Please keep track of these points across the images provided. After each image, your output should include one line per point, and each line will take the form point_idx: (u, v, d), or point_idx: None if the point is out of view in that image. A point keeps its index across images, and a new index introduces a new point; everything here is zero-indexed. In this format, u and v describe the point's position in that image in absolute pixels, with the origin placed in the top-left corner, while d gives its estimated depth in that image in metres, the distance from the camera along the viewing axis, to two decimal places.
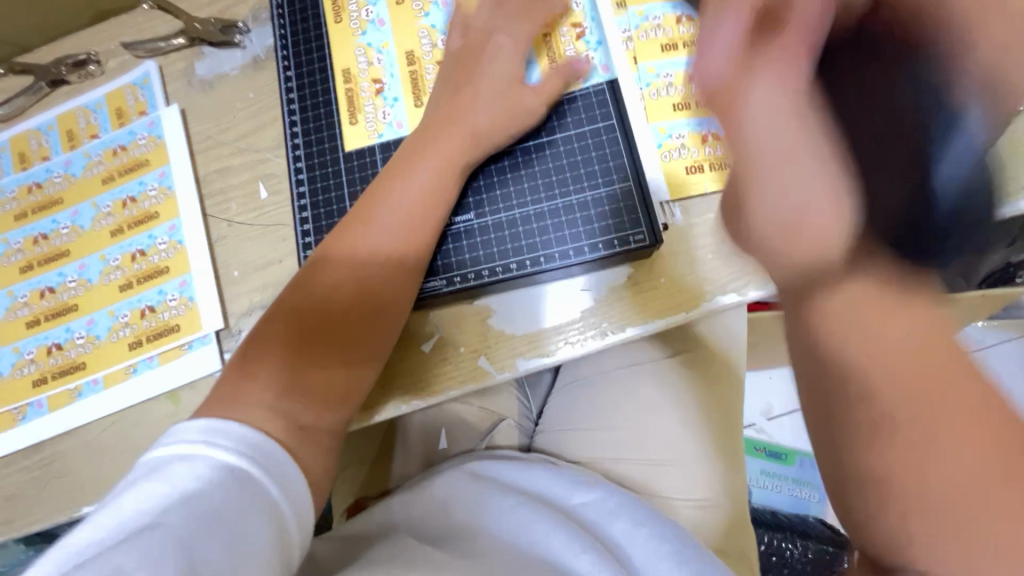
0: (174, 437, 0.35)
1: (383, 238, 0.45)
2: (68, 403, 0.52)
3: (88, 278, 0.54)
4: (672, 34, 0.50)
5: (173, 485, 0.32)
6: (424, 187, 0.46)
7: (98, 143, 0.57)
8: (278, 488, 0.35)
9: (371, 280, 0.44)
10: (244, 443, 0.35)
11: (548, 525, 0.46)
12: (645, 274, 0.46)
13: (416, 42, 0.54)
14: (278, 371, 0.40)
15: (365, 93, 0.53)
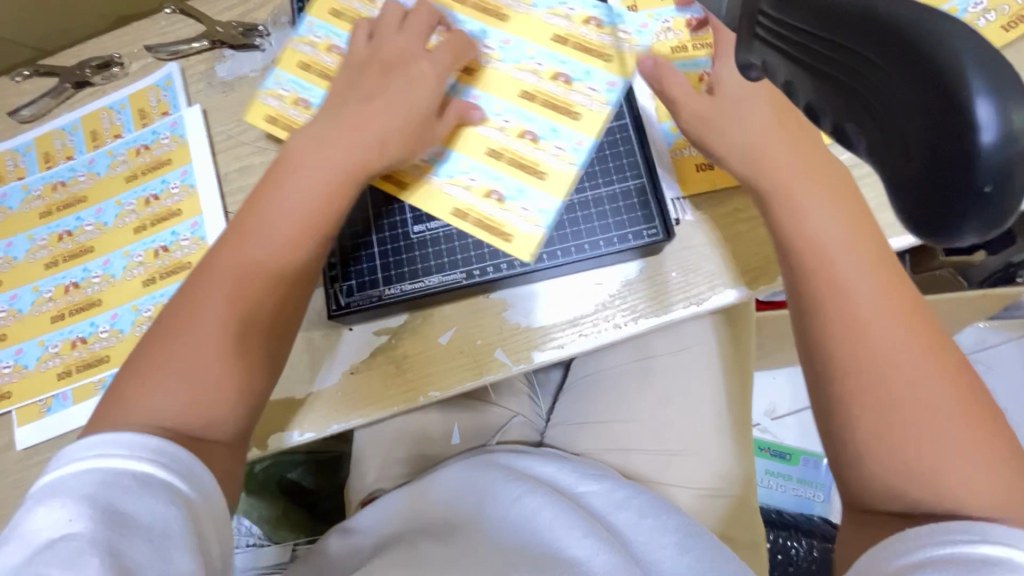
0: (65, 457, 0.34)
1: (271, 243, 0.42)
2: (93, 394, 0.53)
3: (112, 273, 0.56)
4: (680, 36, 0.51)
5: (72, 500, 0.31)
6: (313, 186, 0.44)
7: (121, 143, 0.59)
8: (191, 480, 0.35)
9: (255, 286, 0.41)
10: (139, 449, 0.34)
11: (554, 513, 0.49)
12: (658, 267, 0.48)
13: (478, 136, 0.49)
14: (167, 382, 0.38)
15: (472, 203, 0.48)
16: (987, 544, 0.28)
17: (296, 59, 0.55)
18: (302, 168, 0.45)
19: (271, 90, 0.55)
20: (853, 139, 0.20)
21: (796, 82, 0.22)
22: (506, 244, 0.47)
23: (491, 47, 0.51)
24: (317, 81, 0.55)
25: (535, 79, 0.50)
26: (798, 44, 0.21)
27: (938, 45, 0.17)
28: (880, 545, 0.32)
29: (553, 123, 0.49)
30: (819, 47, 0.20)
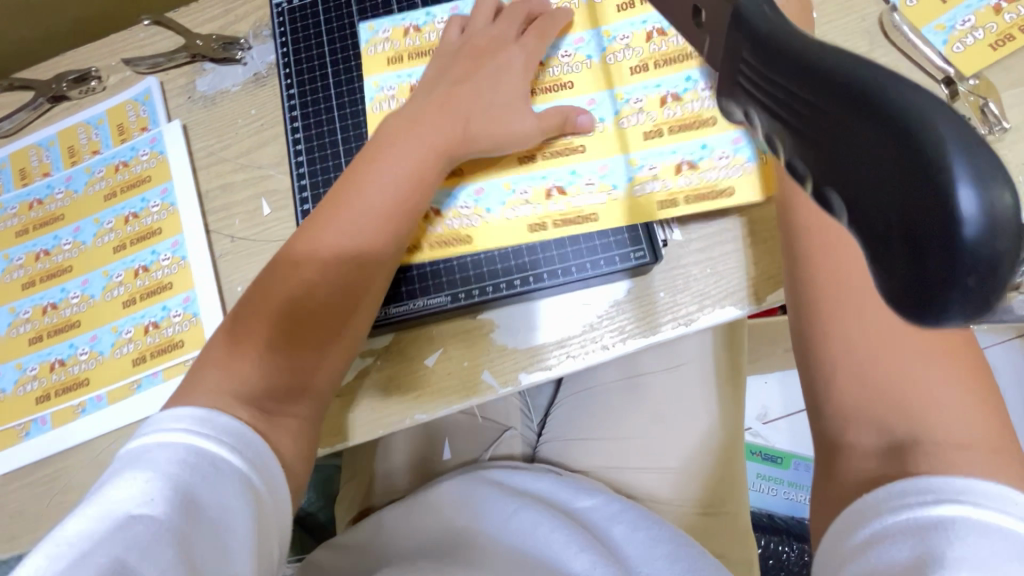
0: (155, 426, 0.39)
1: (362, 216, 0.45)
2: (72, 419, 0.52)
3: (91, 294, 0.54)
4: (644, 51, 0.50)
5: (156, 469, 0.36)
6: (397, 172, 0.46)
7: (100, 159, 0.58)
8: (258, 464, 0.39)
9: (336, 269, 0.45)
10: (216, 428, 0.39)
11: (550, 529, 0.49)
12: (647, 290, 0.47)
13: (628, 129, 0.49)
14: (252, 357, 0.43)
15: (670, 185, 0.47)
16: (941, 505, 0.30)
17: (382, 58, 0.54)
18: (390, 149, 0.47)
19: (380, 95, 0.53)
20: (835, 210, 0.17)
21: (781, 140, 0.19)
22: (728, 198, 0.47)
23: (568, 53, 0.52)
24: (418, 63, 0.54)
25: (634, 53, 0.51)
26: (779, 101, 0.18)
27: (906, 110, 0.14)
28: (848, 513, 0.34)
29: (684, 75, 0.49)
30: (789, 101, 0.18)
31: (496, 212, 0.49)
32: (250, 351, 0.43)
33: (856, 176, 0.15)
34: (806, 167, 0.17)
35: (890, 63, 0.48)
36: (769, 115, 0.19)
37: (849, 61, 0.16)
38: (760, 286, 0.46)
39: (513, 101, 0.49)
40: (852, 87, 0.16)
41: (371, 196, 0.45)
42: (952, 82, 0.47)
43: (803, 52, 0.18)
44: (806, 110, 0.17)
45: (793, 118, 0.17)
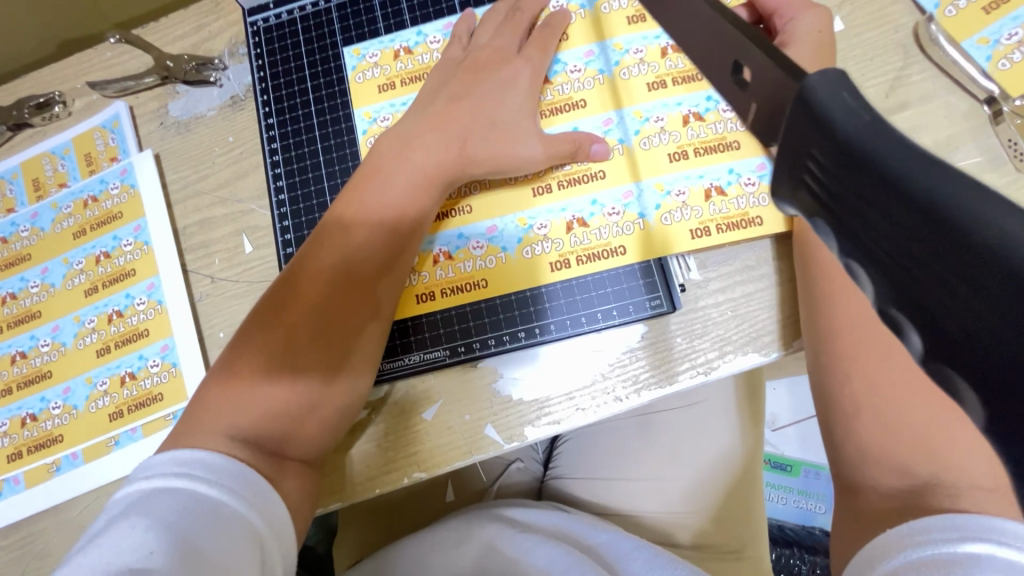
0: (152, 471, 0.35)
1: (366, 238, 0.42)
2: (46, 478, 0.48)
3: (62, 342, 0.51)
4: (658, 68, 0.46)
5: (153, 518, 0.32)
6: (401, 194, 0.43)
7: (66, 194, 0.53)
8: (261, 512, 0.35)
9: (340, 297, 0.41)
10: (219, 473, 0.35)
11: (569, 565, 0.44)
12: (667, 339, 0.43)
13: (648, 151, 0.45)
14: (247, 398, 0.39)
15: (700, 214, 0.43)
16: (967, 542, 0.27)
17: (373, 85, 0.50)
18: (387, 175, 0.43)
19: (373, 127, 0.49)
20: (959, 388, 0.15)
21: (865, 271, 0.17)
22: (757, 228, 0.43)
23: (577, 69, 0.47)
24: (411, 89, 0.49)
25: (649, 67, 0.46)
26: (858, 222, 0.16)
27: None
28: (871, 546, 0.31)
29: (705, 93, 0.45)
30: (893, 232, 0.15)
31: (512, 250, 0.45)
32: (223, 409, 0.38)
33: (1002, 360, 0.13)
34: (918, 322, 0.15)
35: (928, 79, 0.44)
36: (859, 239, 0.16)
37: (976, 192, 0.14)
38: (785, 331, 0.42)
39: (514, 126, 0.45)
40: (990, 242, 0.13)
41: (374, 222, 0.42)
42: (995, 102, 0.43)
43: (910, 172, 0.15)
44: (923, 255, 0.15)
45: (903, 258, 0.15)
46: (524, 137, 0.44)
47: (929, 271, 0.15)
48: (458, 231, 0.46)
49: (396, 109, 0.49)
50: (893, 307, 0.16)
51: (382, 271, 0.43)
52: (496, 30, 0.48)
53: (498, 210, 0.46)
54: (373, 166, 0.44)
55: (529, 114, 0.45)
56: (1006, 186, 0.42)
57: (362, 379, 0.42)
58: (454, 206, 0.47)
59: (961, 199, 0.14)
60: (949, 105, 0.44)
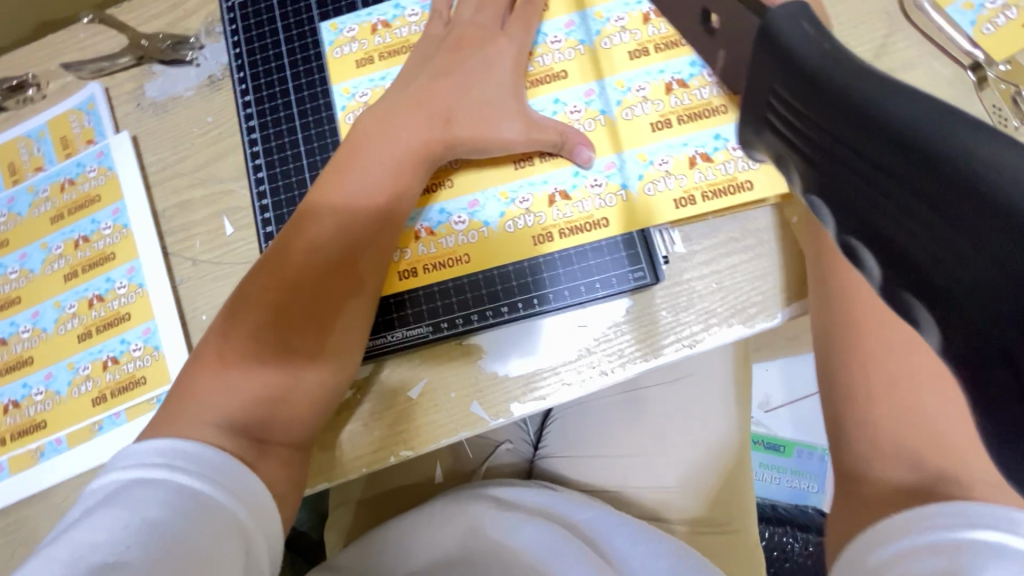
0: (131, 460, 0.34)
1: (347, 210, 0.42)
2: (30, 465, 0.48)
3: (42, 328, 0.50)
4: (640, 35, 0.45)
5: (132, 509, 0.31)
6: (381, 167, 0.42)
7: (43, 178, 0.53)
8: (249, 505, 0.35)
9: (319, 269, 0.41)
10: (204, 464, 0.35)
11: (551, 540, 0.45)
12: (651, 311, 0.43)
13: (630, 121, 0.44)
14: (229, 375, 0.38)
15: (685, 182, 0.43)
16: (977, 529, 0.26)
17: (350, 61, 0.49)
18: (367, 151, 0.43)
19: (352, 103, 0.48)
20: (907, 306, 0.16)
21: (825, 201, 0.18)
22: (747, 193, 0.42)
23: (558, 39, 0.46)
24: (389, 64, 0.48)
25: (631, 35, 0.45)
26: (820, 150, 0.18)
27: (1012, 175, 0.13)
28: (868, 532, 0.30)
29: (688, 59, 0.45)
30: (852, 163, 0.17)
31: (495, 224, 0.45)
32: (205, 391, 0.38)
33: (936, 261, 0.14)
34: (868, 242, 0.17)
35: (912, 46, 0.44)
36: (820, 170, 0.18)
37: (929, 105, 0.15)
38: (770, 302, 0.42)
39: (495, 99, 0.44)
40: (927, 146, 0.15)
41: (351, 197, 0.42)
42: (980, 68, 0.42)
43: (863, 96, 0.16)
44: (873, 172, 0.16)
45: (853, 180, 0.17)
46: (507, 111, 0.44)
47: (882, 191, 0.16)
48: (441, 207, 0.46)
49: (374, 84, 0.48)
50: (853, 239, 0.17)
51: (369, 244, 0.42)
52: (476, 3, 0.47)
53: (481, 184, 0.45)
54: (354, 143, 0.43)
55: (509, 87, 0.45)
56: None
57: (347, 359, 0.41)
58: (438, 182, 0.46)
59: (910, 108, 0.15)
60: (934, 72, 0.43)
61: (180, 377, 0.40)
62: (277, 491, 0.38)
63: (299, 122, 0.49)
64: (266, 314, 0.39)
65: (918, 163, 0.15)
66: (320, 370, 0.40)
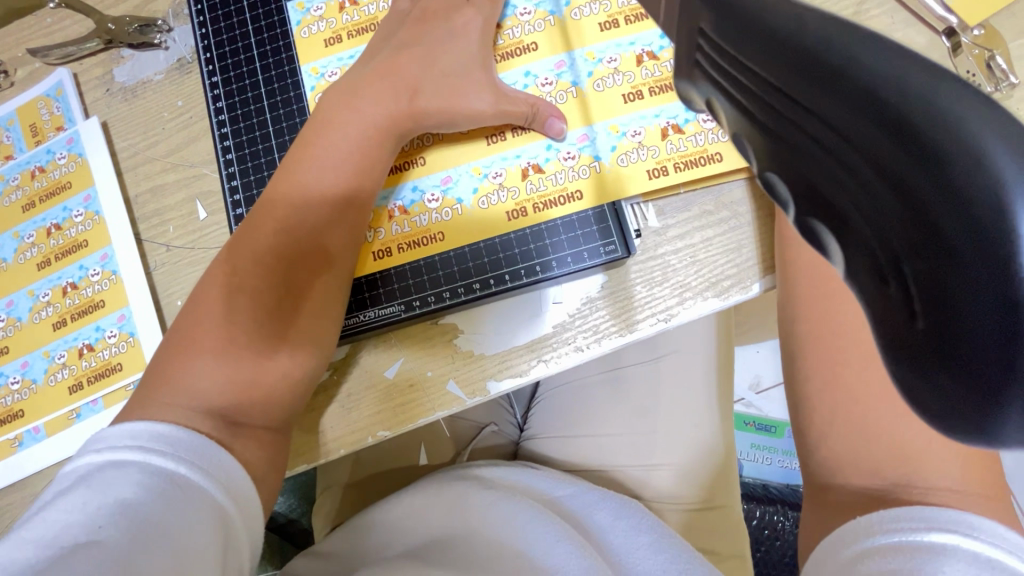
0: (105, 443, 0.34)
1: (316, 188, 0.41)
2: (9, 454, 0.48)
3: (17, 317, 0.50)
4: (611, 6, 0.45)
5: (105, 493, 0.31)
6: (349, 144, 0.42)
7: (13, 166, 0.52)
8: (228, 489, 0.35)
9: (287, 247, 0.40)
10: (182, 447, 0.34)
11: (527, 517, 0.45)
12: (623, 285, 0.43)
13: (603, 92, 0.44)
14: (195, 357, 0.38)
15: (657, 153, 0.43)
16: (933, 532, 0.27)
17: (319, 40, 0.48)
18: (336, 128, 0.42)
19: (322, 83, 0.48)
20: (826, 242, 0.17)
21: (750, 140, 0.18)
22: (718, 164, 0.42)
23: (527, 11, 0.46)
24: (358, 42, 0.48)
25: (601, 6, 0.45)
26: (744, 87, 0.17)
27: (950, 128, 0.13)
28: (840, 531, 0.31)
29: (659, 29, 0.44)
30: (779, 98, 0.16)
31: (468, 202, 0.44)
32: (176, 374, 0.37)
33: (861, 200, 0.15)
34: (791, 181, 0.17)
35: (886, 14, 0.43)
36: (744, 105, 0.18)
37: (853, 36, 0.15)
38: (745, 274, 0.42)
39: (467, 74, 0.44)
40: (856, 80, 0.14)
41: (322, 175, 0.41)
42: (955, 34, 0.42)
43: (787, 24, 0.16)
44: (797, 108, 0.16)
45: (776, 118, 0.17)
46: (477, 87, 0.43)
47: (813, 131, 0.16)
48: (414, 185, 0.45)
49: (343, 63, 0.47)
50: (774, 175, 0.18)
51: (342, 221, 0.42)
52: None
53: (455, 161, 0.45)
54: (323, 120, 0.43)
55: (481, 62, 0.44)
56: None
57: (324, 340, 0.42)
58: (410, 159, 0.45)
59: (836, 40, 0.15)
60: (907, 40, 0.43)
61: (153, 360, 0.40)
62: (254, 473, 0.38)
63: (268, 102, 0.49)
64: (233, 293, 0.39)
65: (851, 95, 0.14)
66: (291, 350, 0.40)
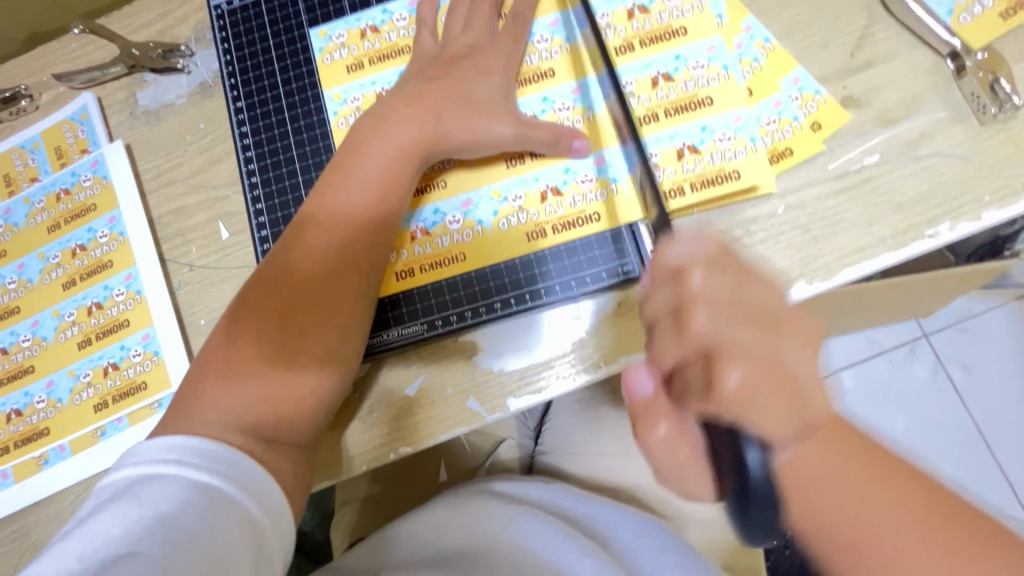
0: (141, 456, 0.34)
1: (345, 216, 0.42)
2: (35, 471, 0.49)
3: (42, 336, 0.51)
4: (626, 31, 0.46)
5: (144, 505, 0.32)
6: (374, 169, 0.43)
7: (39, 188, 0.53)
8: (261, 501, 0.35)
9: (315, 272, 0.41)
10: (215, 460, 0.35)
11: (551, 537, 0.46)
12: (640, 303, 0.44)
13: (625, 114, 0.45)
14: (231, 377, 0.39)
15: (673, 173, 0.44)
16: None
17: (341, 66, 0.49)
18: (362, 154, 0.43)
19: (344, 107, 0.49)
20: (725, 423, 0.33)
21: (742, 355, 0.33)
22: (735, 182, 0.43)
23: (545, 38, 0.47)
24: (380, 68, 0.49)
25: (616, 31, 0.46)
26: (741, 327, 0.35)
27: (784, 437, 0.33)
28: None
29: (674, 51, 0.45)
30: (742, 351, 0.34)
31: (489, 223, 0.45)
32: (208, 393, 0.38)
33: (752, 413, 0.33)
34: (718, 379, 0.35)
35: (891, 37, 0.45)
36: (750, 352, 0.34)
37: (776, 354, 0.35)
38: None
39: (487, 100, 0.45)
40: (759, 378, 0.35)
41: (349, 198, 0.42)
42: (958, 57, 0.43)
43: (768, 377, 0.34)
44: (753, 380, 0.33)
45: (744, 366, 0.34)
46: (496, 110, 0.44)
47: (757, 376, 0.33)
48: (435, 207, 0.46)
49: (365, 88, 0.49)
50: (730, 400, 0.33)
51: (366, 243, 0.43)
52: (464, 9, 0.48)
53: (475, 183, 0.46)
54: (349, 146, 0.44)
55: (500, 88, 0.45)
56: (971, 138, 0.42)
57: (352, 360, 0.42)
58: (429, 182, 0.47)
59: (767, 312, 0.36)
60: (913, 62, 0.44)
61: (187, 382, 0.40)
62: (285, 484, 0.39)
63: (292, 126, 0.50)
64: (268, 315, 0.40)
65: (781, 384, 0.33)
66: (320, 372, 0.40)
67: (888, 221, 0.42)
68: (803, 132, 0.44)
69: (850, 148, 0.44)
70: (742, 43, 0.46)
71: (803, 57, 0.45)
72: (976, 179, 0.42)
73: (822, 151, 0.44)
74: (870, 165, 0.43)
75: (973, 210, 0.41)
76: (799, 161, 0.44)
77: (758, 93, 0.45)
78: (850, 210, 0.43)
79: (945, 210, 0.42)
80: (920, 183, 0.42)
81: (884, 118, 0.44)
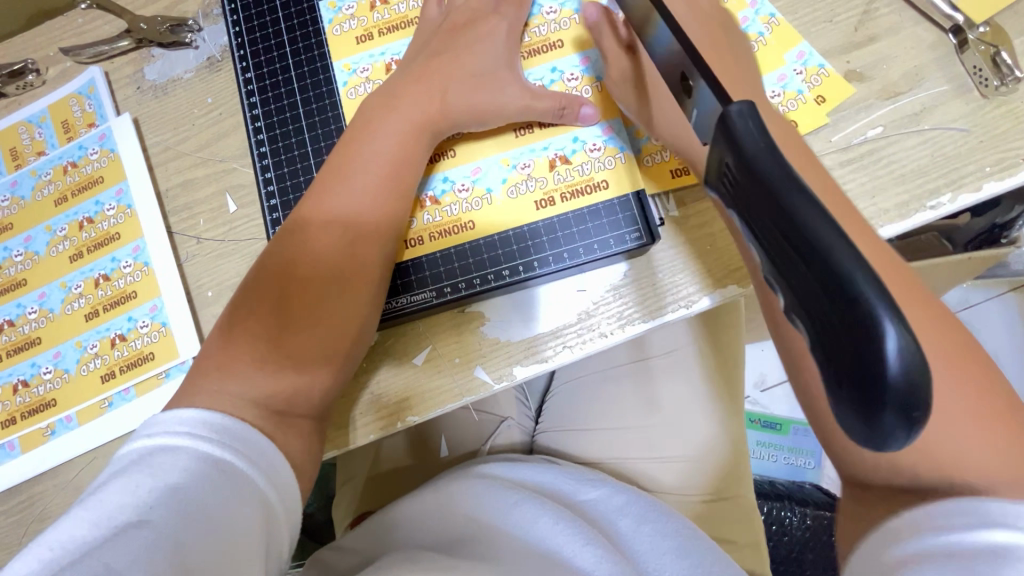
0: (156, 428, 0.35)
1: (359, 183, 0.43)
2: (41, 442, 0.49)
3: (49, 308, 0.51)
4: None
5: (156, 476, 0.32)
6: (386, 141, 0.43)
7: (45, 161, 0.53)
8: (270, 477, 0.36)
9: (329, 241, 0.42)
10: (228, 435, 0.35)
11: (550, 521, 0.45)
12: (647, 271, 0.44)
13: None
14: (249, 345, 0.39)
15: None
16: (966, 514, 0.27)
17: (350, 38, 0.50)
18: (376, 126, 0.44)
19: (354, 78, 0.49)
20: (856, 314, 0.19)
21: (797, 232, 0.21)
22: None
23: (553, 10, 0.47)
24: (389, 41, 0.49)
25: None
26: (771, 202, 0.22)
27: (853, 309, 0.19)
28: (883, 530, 0.30)
29: None
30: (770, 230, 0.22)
31: (497, 191, 0.46)
32: (225, 359, 0.39)
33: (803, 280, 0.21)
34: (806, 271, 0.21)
35: (894, 12, 0.45)
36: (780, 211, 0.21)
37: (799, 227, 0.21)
38: None
39: (494, 72, 0.45)
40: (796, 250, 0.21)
41: (364, 165, 0.43)
42: (961, 32, 0.44)
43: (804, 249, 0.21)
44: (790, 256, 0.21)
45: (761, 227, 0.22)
46: (504, 83, 0.45)
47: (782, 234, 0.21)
48: (444, 175, 0.47)
49: (375, 61, 0.49)
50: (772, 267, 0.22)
51: (378, 210, 0.43)
52: None
53: (484, 153, 0.46)
54: (362, 119, 0.45)
55: (507, 60, 0.46)
56: (972, 111, 0.43)
57: (370, 324, 0.42)
58: (439, 153, 0.47)
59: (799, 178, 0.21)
60: (916, 37, 0.45)
61: (203, 350, 0.41)
62: (293, 454, 0.39)
63: (301, 97, 0.50)
64: (281, 282, 0.41)
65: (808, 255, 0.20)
66: (333, 337, 0.41)
67: (891, 193, 0.43)
68: (808, 105, 0.44)
69: (852, 122, 0.44)
70: (746, 19, 0.46)
71: (808, 32, 0.46)
72: (978, 151, 0.42)
73: (825, 124, 0.44)
74: (872, 138, 0.44)
75: (974, 181, 0.42)
76: (804, 133, 0.44)
77: (764, 67, 0.45)
78: (854, 181, 0.43)
79: (946, 182, 0.42)
80: (924, 155, 0.43)
81: (888, 92, 0.44)
